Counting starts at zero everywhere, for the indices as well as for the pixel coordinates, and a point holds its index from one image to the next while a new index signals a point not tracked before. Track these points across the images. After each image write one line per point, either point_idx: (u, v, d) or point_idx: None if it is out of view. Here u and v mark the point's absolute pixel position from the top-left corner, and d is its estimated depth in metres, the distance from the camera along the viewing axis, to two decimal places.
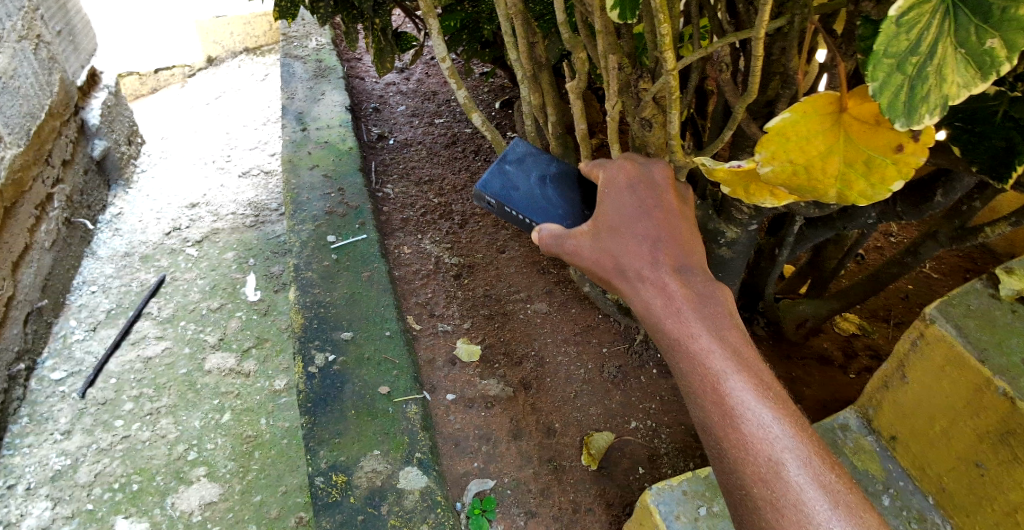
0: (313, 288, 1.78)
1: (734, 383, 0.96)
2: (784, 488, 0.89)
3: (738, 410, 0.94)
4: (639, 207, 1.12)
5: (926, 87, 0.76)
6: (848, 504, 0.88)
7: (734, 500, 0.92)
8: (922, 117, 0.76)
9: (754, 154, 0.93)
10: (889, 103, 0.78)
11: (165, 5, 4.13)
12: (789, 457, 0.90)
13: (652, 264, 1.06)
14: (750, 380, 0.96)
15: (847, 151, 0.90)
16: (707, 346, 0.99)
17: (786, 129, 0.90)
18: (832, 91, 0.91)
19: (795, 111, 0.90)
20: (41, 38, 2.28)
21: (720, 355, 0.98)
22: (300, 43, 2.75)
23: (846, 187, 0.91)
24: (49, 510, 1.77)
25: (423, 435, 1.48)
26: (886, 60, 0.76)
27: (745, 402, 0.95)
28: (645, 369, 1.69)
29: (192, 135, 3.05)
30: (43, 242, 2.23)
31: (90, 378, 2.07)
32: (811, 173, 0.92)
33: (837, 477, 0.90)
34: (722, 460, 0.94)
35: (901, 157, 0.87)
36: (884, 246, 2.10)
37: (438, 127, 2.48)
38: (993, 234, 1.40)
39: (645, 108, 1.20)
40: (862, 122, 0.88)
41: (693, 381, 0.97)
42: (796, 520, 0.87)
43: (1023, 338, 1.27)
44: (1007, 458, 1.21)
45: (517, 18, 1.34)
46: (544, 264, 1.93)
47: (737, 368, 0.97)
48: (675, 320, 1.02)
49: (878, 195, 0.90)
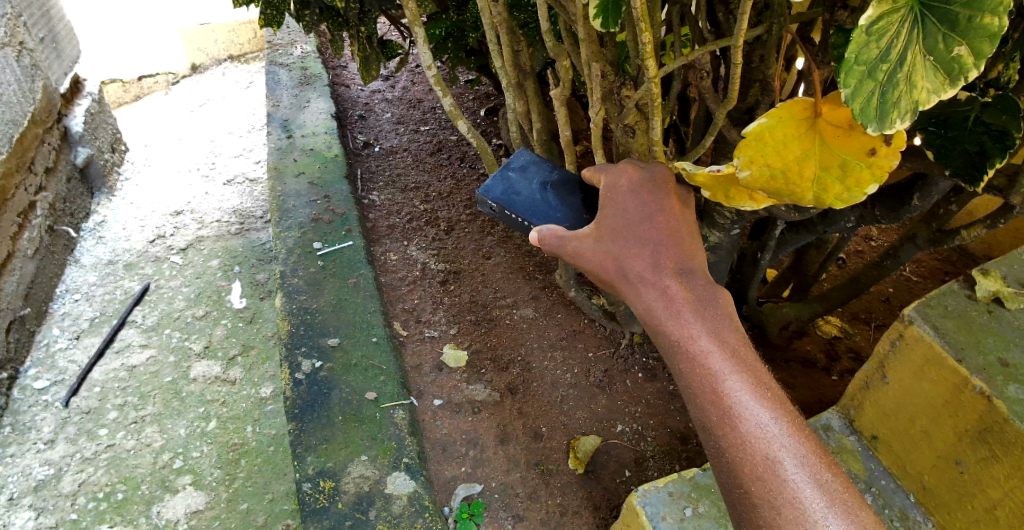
0: (299, 295, 1.78)
1: (734, 383, 0.98)
2: (781, 486, 0.92)
3: (737, 410, 0.96)
4: (641, 210, 1.11)
5: (897, 93, 0.78)
6: (843, 502, 0.91)
7: (732, 497, 0.95)
8: (894, 121, 0.78)
9: (732, 159, 0.93)
10: (861, 109, 0.80)
11: (148, 12, 4.13)
12: (787, 455, 0.94)
13: (653, 267, 1.07)
14: (749, 380, 0.99)
15: (822, 156, 0.91)
16: (706, 347, 1.01)
17: (763, 134, 0.91)
18: (806, 97, 0.93)
19: (771, 116, 0.92)
20: (24, 45, 2.27)
21: (719, 356, 1.00)
22: (285, 51, 2.76)
23: (823, 191, 0.92)
24: (32, 521, 1.76)
25: (411, 440, 1.49)
26: (856, 67, 0.79)
27: (744, 402, 0.97)
28: (630, 373, 1.72)
29: (176, 143, 3.04)
30: (26, 250, 2.21)
31: (74, 387, 2.05)
32: (789, 177, 0.92)
33: (832, 476, 0.94)
34: (720, 458, 0.97)
35: (875, 161, 0.89)
36: (865, 249, 2.14)
37: (424, 134, 2.49)
38: (970, 238, 1.42)
39: (628, 115, 1.21)
40: (837, 127, 0.90)
41: (693, 382, 1.00)
42: (794, 518, 0.90)
43: (998, 338, 1.30)
44: (986, 455, 1.24)
45: (501, 26, 1.36)
46: (530, 270, 1.95)
47: (736, 368, 1.00)
48: (676, 322, 1.03)
49: (854, 198, 0.91)
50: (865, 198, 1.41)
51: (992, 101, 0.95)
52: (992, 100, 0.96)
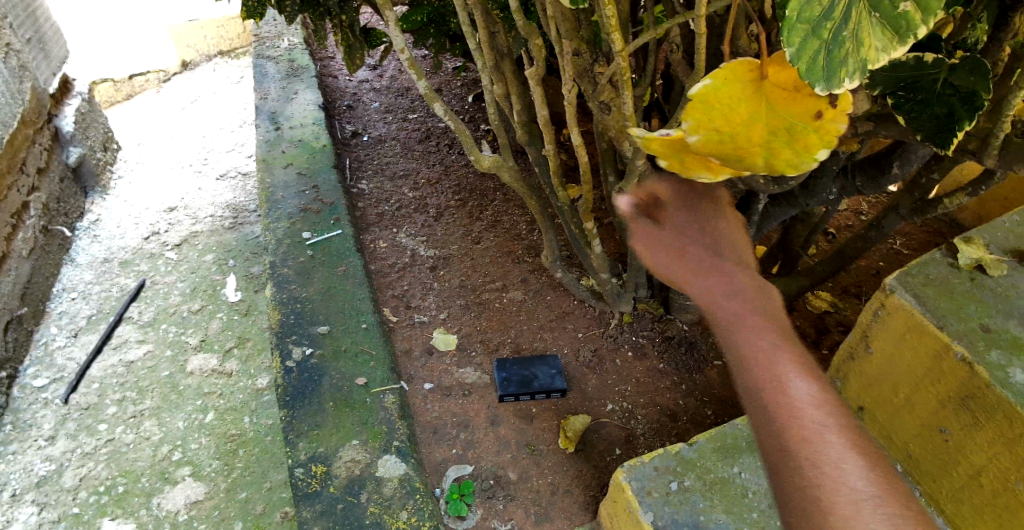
0: (290, 285, 1.79)
1: (783, 354, 0.88)
2: (824, 455, 0.80)
3: (785, 378, 0.86)
4: (693, 201, 1.08)
5: (844, 51, 0.76)
6: (893, 487, 0.79)
7: (771, 462, 0.83)
8: (842, 81, 0.77)
9: (680, 123, 0.93)
10: (808, 69, 0.78)
11: (137, 11, 4.12)
12: (834, 430, 0.82)
13: (705, 248, 1.01)
14: (799, 356, 0.89)
15: (770, 119, 0.90)
16: (754, 318, 0.92)
17: (709, 96, 0.90)
18: (753, 57, 0.90)
19: (715, 78, 0.90)
20: (10, 47, 2.27)
21: (769, 327, 0.91)
22: (272, 43, 2.75)
23: (773, 156, 0.93)
24: (35, 516, 1.78)
25: (401, 424, 1.50)
26: (799, 25, 0.77)
27: (793, 374, 0.87)
28: (620, 352, 1.73)
29: (168, 140, 3.04)
30: (20, 250, 2.22)
31: (72, 384, 2.07)
32: (737, 141, 0.92)
33: (881, 463, 0.82)
34: (762, 423, 0.85)
35: (821, 124, 0.89)
36: (854, 223, 2.14)
37: (413, 122, 2.50)
38: (952, 206, 1.43)
39: (603, 92, 1.22)
40: (782, 89, 0.88)
41: (740, 345, 0.89)
42: (834, 487, 0.78)
43: (980, 304, 1.31)
44: (968, 421, 1.25)
45: (477, 8, 1.36)
46: (520, 254, 1.96)
47: (785, 342, 0.90)
48: (723, 293, 0.95)
49: (801, 162, 0.92)
50: (847, 169, 1.43)
51: (960, 63, 0.95)
52: (961, 61, 0.96)
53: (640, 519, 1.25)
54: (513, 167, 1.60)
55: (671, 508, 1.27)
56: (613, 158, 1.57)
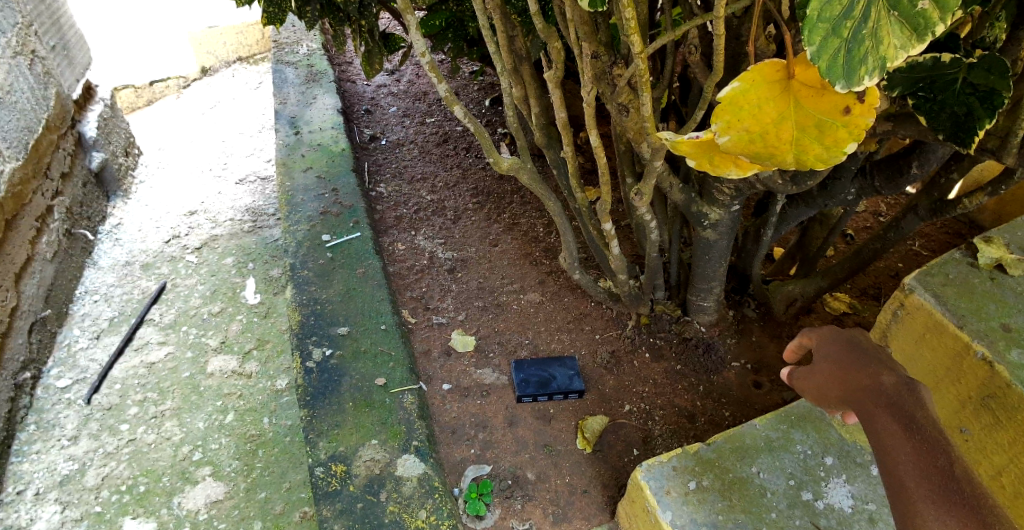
0: (309, 286, 1.81)
1: (932, 489, 0.92)
2: None
3: (939, 511, 0.91)
4: (857, 351, 1.09)
5: (863, 49, 0.77)
6: None
7: None
8: (862, 79, 0.78)
9: (709, 125, 0.91)
10: (828, 66, 0.78)
11: (159, 16, 4.18)
12: None
13: (879, 395, 1.02)
14: (949, 486, 0.92)
15: (798, 117, 0.90)
16: (910, 460, 0.95)
17: (737, 98, 0.89)
18: (778, 58, 0.91)
19: (743, 80, 0.90)
20: (36, 54, 2.32)
21: (920, 466, 0.94)
22: (292, 49, 2.79)
23: (803, 152, 0.90)
24: (59, 514, 1.80)
25: (420, 424, 1.51)
26: (820, 24, 0.76)
27: (946, 502, 0.91)
28: (638, 353, 1.74)
29: (189, 145, 3.08)
30: (44, 253, 2.26)
31: (95, 384, 2.10)
32: (767, 140, 0.90)
33: None
34: None
35: (850, 120, 0.88)
36: (873, 225, 2.13)
37: (429, 126, 2.52)
38: (971, 206, 1.42)
39: (622, 93, 1.24)
40: (809, 86, 0.89)
41: (897, 485, 0.95)
42: None
43: (999, 304, 1.36)
44: (989, 422, 1.29)
45: (496, 12, 1.37)
46: (537, 256, 1.98)
47: (936, 476, 0.93)
48: (889, 444, 0.98)
49: (834, 158, 0.90)
50: (866, 169, 1.45)
51: (978, 61, 0.96)
52: (978, 60, 0.96)
53: (659, 519, 1.25)
54: (532, 169, 1.60)
55: (690, 508, 1.26)
56: (631, 160, 1.58)
